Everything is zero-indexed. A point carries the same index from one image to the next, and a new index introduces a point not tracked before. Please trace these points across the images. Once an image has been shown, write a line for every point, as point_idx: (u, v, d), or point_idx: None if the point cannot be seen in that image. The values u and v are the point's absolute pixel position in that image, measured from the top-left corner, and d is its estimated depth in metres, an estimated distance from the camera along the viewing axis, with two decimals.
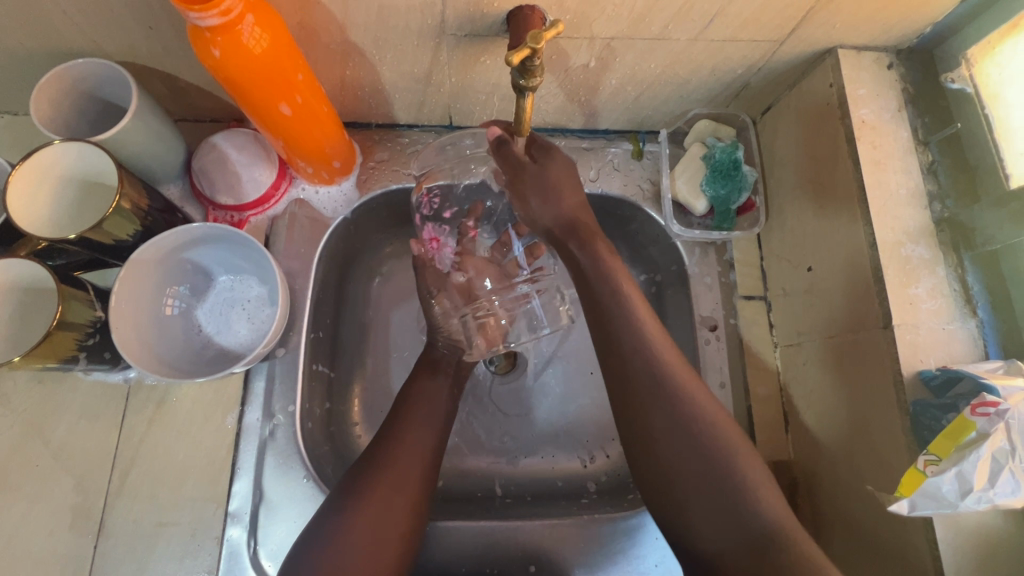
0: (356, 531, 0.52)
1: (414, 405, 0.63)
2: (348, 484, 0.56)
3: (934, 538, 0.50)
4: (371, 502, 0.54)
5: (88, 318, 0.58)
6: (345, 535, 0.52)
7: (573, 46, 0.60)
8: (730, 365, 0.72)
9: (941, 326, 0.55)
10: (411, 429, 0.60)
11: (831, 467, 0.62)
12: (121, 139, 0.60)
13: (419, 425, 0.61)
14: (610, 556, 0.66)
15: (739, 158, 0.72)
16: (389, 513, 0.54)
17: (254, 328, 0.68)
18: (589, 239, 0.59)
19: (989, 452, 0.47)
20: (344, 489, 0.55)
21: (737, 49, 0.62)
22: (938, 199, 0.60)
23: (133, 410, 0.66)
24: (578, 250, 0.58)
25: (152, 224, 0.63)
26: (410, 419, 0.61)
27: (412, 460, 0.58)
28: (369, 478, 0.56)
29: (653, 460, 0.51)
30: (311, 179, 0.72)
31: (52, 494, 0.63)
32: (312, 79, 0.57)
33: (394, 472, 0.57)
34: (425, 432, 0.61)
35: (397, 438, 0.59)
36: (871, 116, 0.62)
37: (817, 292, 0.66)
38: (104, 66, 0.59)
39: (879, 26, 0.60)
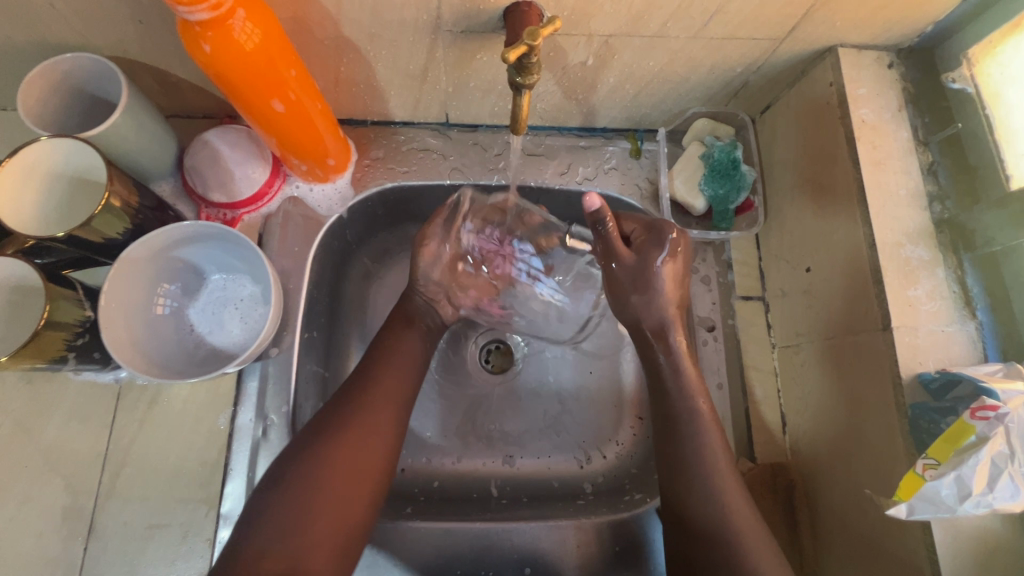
0: (333, 468, 0.52)
1: (377, 386, 0.59)
2: (298, 459, 0.53)
3: (933, 542, 0.49)
4: (348, 437, 0.54)
5: (77, 318, 0.57)
6: (321, 468, 0.52)
7: (570, 43, 0.59)
8: (727, 365, 0.71)
9: (940, 328, 0.55)
10: (373, 410, 0.57)
11: (828, 469, 0.62)
12: (111, 135, 0.59)
13: (382, 409, 0.58)
14: (606, 558, 0.66)
15: (738, 157, 0.72)
16: (365, 453, 0.54)
17: (247, 327, 0.67)
18: (667, 337, 0.61)
19: (989, 456, 0.47)
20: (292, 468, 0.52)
21: (736, 47, 0.61)
22: (938, 200, 0.60)
23: (124, 411, 0.65)
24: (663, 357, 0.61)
25: (143, 222, 0.62)
26: (373, 401, 0.58)
27: (387, 400, 0.58)
28: (341, 415, 0.56)
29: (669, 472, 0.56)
30: (305, 176, 0.71)
31: (41, 496, 0.62)
32: (305, 74, 0.57)
33: (372, 412, 0.57)
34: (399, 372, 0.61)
35: (372, 380, 0.59)
36: (871, 115, 0.62)
37: (816, 293, 0.65)
38: (93, 61, 0.58)
39: (879, 25, 0.60)
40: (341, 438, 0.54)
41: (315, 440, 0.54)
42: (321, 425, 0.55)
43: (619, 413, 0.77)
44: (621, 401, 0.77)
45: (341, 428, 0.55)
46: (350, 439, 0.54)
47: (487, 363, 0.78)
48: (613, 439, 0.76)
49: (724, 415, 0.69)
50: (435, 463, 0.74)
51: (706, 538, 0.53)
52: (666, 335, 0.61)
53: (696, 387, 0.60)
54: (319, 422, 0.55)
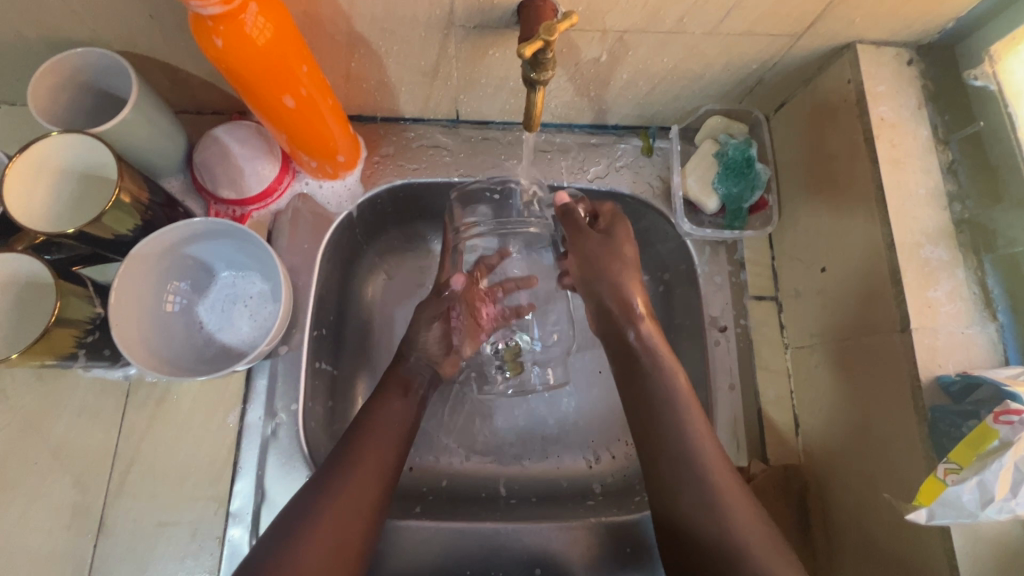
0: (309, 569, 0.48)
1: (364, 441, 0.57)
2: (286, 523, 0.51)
3: (952, 547, 0.48)
4: (324, 534, 0.50)
5: (87, 315, 0.57)
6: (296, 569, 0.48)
7: (585, 39, 0.58)
8: (740, 366, 0.70)
9: (960, 330, 0.54)
10: (362, 470, 0.55)
11: (842, 472, 0.61)
12: (121, 130, 0.58)
13: (370, 463, 0.56)
14: (616, 560, 0.65)
15: (752, 155, 0.71)
16: (353, 523, 0.52)
17: (255, 325, 0.66)
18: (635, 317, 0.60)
19: (1012, 462, 0.46)
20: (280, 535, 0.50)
21: (752, 43, 0.60)
22: (958, 200, 0.59)
23: (133, 408, 0.65)
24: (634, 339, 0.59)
25: (152, 218, 0.61)
26: (361, 455, 0.56)
27: (370, 477, 0.55)
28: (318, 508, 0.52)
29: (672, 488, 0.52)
30: (314, 173, 0.71)
31: (50, 493, 0.62)
32: (316, 70, 0.56)
33: (348, 500, 0.53)
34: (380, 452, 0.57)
35: (353, 464, 0.55)
36: (890, 113, 0.60)
37: (831, 294, 0.64)
38: (103, 56, 0.58)
39: (899, 21, 0.59)
40: (317, 536, 0.50)
41: (287, 538, 0.49)
42: (293, 519, 0.51)
43: None
44: None
45: (318, 521, 0.51)
46: (327, 536, 0.50)
47: None
48: (622, 439, 0.75)
49: (736, 416, 0.69)
50: (444, 462, 0.74)
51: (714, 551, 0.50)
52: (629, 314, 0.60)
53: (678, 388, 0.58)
54: (291, 517, 0.51)
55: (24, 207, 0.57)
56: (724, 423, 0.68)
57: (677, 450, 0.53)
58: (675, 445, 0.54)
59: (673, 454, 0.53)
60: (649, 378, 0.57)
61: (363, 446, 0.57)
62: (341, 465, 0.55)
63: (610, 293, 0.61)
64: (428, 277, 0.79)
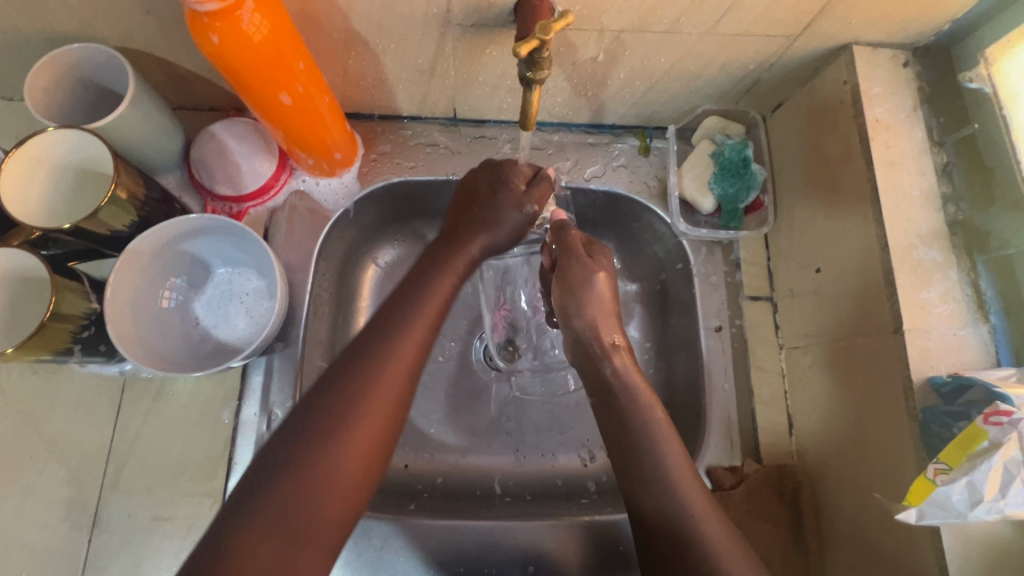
0: (341, 475, 0.45)
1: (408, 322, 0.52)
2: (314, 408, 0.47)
3: (941, 547, 0.49)
4: (361, 432, 0.46)
5: (83, 310, 0.57)
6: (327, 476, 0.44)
7: (581, 38, 0.58)
8: (735, 365, 0.71)
9: (952, 332, 0.54)
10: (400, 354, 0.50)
11: (835, 472, 0.61)
12: (118, 126, 0.58)
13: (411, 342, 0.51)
14: (608, 558, 0.66)
15: (748, 155, 0.71)
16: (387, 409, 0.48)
17: (252, 321, 0.66)
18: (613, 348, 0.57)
19: (1001, 462, 0.46)
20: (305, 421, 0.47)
21: (749, 43, 0.61)
22: (952, 202, 0.59)
23: (129, 404, 0.65)
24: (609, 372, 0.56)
25: (149, 214, 0.61)
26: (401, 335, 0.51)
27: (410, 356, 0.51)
28: (349, 404, 0.47)
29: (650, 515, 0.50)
30: (311, 171, 0.71)
31: (46, 487, 0.62)
32: (313, 67, 0.56)
33: (382, 401, 0.48)
34: (413, 342, 0.51)
35: (385, 357, 0.49)
36: (885, 114, 0.61)
37: (826, 294, 0.64)
38: (100, 52, 0.58)
39: (895, 23, 0.59)
40: (350, 436, 0.46)
41: (310, 437, 0.45)
42: (322, 416, 0.46)
43: None
44: None
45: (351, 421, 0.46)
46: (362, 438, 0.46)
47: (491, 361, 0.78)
48: None
49: (730, 415, 0.69)
50: (438, 459, 0.74)
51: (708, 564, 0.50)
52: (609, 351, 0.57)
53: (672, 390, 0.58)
54: (322, 404, 0.47)
55: (21, 197, 0.57)
56: (718, 423, 0.68)
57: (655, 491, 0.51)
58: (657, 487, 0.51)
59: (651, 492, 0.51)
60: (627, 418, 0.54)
61: (400, 337, 0.51)
62: (374, 357, 0.49)
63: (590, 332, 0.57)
64: None
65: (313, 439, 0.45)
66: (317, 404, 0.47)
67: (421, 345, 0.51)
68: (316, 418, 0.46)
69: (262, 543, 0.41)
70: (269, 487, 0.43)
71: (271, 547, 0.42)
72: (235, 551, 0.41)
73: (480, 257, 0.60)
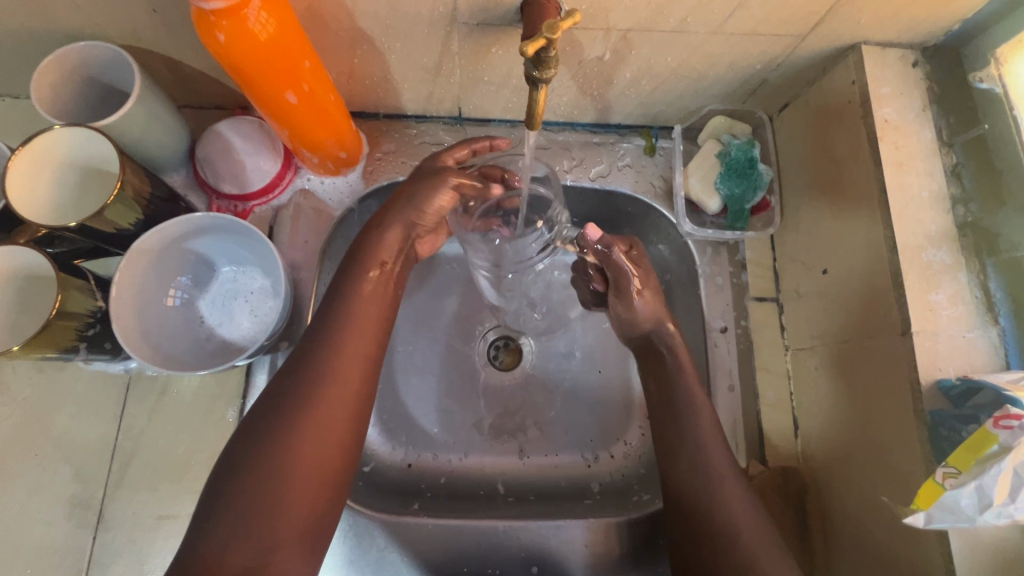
0: (299, 470, 0.48)
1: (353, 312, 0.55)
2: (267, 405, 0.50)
3: (949, 551, 0.48)
4: (316, 423, 0.50)
5: (88, 308, 0.57)
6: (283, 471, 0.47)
7: (588, 37, 0.58)
8: (740, 367, 0.70)
9: (961, 334, 0.54)
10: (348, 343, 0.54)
11: (841, 474, 0.61)
12: (123, 124, 0.58)
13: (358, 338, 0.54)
14: (612, 559, 0.66)
15: (755, 156, 0.70)
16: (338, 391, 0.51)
17: (257, 320, 0.66)
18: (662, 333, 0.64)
19: (1012, 467, 0.45)
20: (260, 417, 0.49)
21: (757, 43, 0.60)
22: (961, 203, 0.58)
23: (134, 402, 0.65)
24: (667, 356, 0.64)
25: (155, 212, 0.62)
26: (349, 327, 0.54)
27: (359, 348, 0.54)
28: (298, 401, 0.50)
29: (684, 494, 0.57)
30: (316, 169, 0.71)
31: (51, 485, 0.62)
32: (319, 66, 0.56)
33: (328, 393, 0.51)
34: (353, 337, 0.54)
35: (329, 355, 0.52)
36: (894, 115, 0.60)
37: (833, 296, 0.64)
38: (107, 50, 0.58)
39: (904, 23, 0.58)
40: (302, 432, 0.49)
41: (262, 436, 0.48)
42: (273, 415, 0.49)
43: (629, 410, 0.76)
44: (631, 396, 0.77)
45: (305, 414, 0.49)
46: (313, 433, 0.49)
47: (495, 359, 0.78)
48: (621, 439, 0.75)
49: (735, 417, 0.68)
50: (442, 459, 0.74)
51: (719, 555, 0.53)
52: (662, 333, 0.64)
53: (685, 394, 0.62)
54: (276, 403, 0.50)
55: (45, 190, 0.58)
56: (723, 424, 0.68)
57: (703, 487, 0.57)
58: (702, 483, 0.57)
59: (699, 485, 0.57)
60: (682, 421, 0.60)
61: (338, 335, 0.54)
62: (316, 357, 0.52)
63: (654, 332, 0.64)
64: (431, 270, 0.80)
65: (269, 432, 0.48)
66: (269, 407, 0.50)
67: (365, 339, 0.54)
68: (268, 419, 0.49)
69: (232, 542, 0.44)
70: (233, 484, 0.46)
71: (243, 546, 0.44)
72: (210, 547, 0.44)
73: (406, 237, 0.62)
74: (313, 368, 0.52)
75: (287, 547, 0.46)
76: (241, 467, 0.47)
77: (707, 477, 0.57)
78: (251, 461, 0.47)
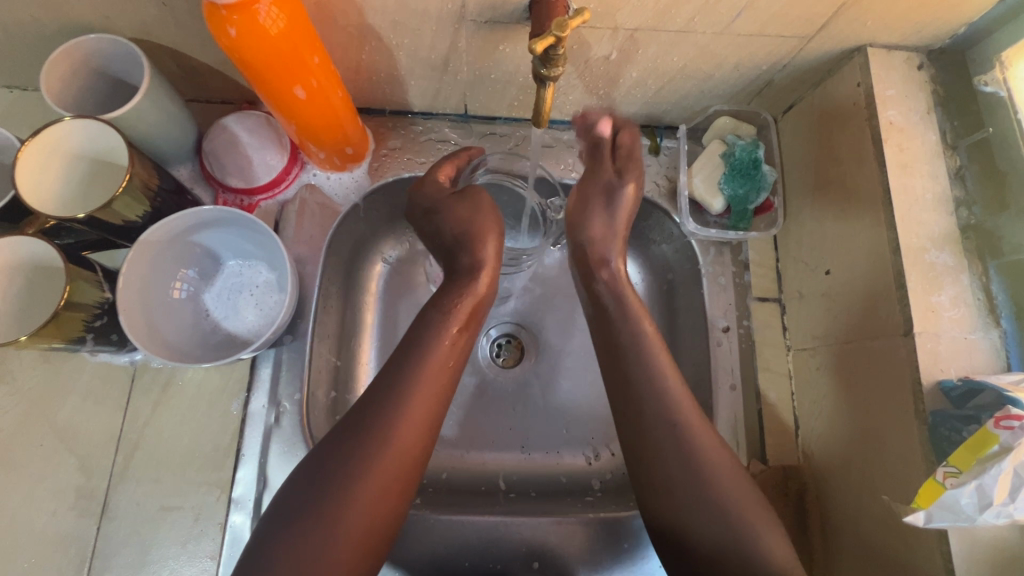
0: (347, 534, 0.45)
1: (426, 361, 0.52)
2: (328, 450, 0.48)
3: (949, 552, 0.49)
4: (377, 479, 0.47)
5: (96, 299, 0.58)
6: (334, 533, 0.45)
7: (595, 36, 0.58)
8: (742, 366, 0.70)
9: (963, 335, 0.54)
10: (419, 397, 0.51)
11: (842, 474, 0.61)
12: (132, 117, 0.59)
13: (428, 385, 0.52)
14: (612, 556, 0.66)
15: (759, 156, 0.70)
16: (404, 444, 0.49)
17: (261, 314, 0.67)
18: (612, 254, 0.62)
19: (1012, 467, 0.46)
20: (319, 458, 0.48)
21: (762, 45, 0.60)
22: (964, 205, 0.59)
23: (138, 394, 0.65)
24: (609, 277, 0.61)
25: (161, 205, 0.62)
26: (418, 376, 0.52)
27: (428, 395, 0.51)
28: (364, 454, 0.47)
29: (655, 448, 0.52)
30: (322, 164, 0.71)
31: (56, 474, 0.63)
32: (327, 61, 0.56)
33: (386, 457, 0.48)
34: (422, 396, 0.51)
35: (395, 414, 0.49)
36: (899, 117, 0.60)
37: (835, 297, 0.64)
38: (117, 43, 0.58)
39: (911, 25, 0.58)
40: (358, 493, 0.46)
41: (314, 497, 0.46)
42: (327, 476, 0.46)
43: None
44: None
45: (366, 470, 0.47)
46: (367, 497, 0.46)
47: (497, 357, 0.78)
48: None
49: (737, 416, 0.69)
50: (445, 455, 0.74)
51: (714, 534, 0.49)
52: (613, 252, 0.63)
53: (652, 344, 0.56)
54: (337, 450, 0.48)
55: (64, 195, 0.59)
56: (724, 423, 0.68)
57: (683, 470, 0.51)
58: (681, 466, 0.51)
59: (678, 467, 0.51)
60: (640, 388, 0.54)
61: (408, 393, 0.50)
62: (379, 416, 0.49)
63: (587, 243, 0.63)
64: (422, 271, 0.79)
65: (329, 486, 0.46)
66: (323, 463, 0.47)
67: (430, 393, 0.51)
68: (321, 478, 0.47)
69: None
70: (282, 535, 0.44)
71: None
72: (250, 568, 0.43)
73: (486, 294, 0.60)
74: (377, 429, 0.48)
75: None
76: (287, 523, 0.45)
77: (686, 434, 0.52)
78: (302, 513, 0.45)
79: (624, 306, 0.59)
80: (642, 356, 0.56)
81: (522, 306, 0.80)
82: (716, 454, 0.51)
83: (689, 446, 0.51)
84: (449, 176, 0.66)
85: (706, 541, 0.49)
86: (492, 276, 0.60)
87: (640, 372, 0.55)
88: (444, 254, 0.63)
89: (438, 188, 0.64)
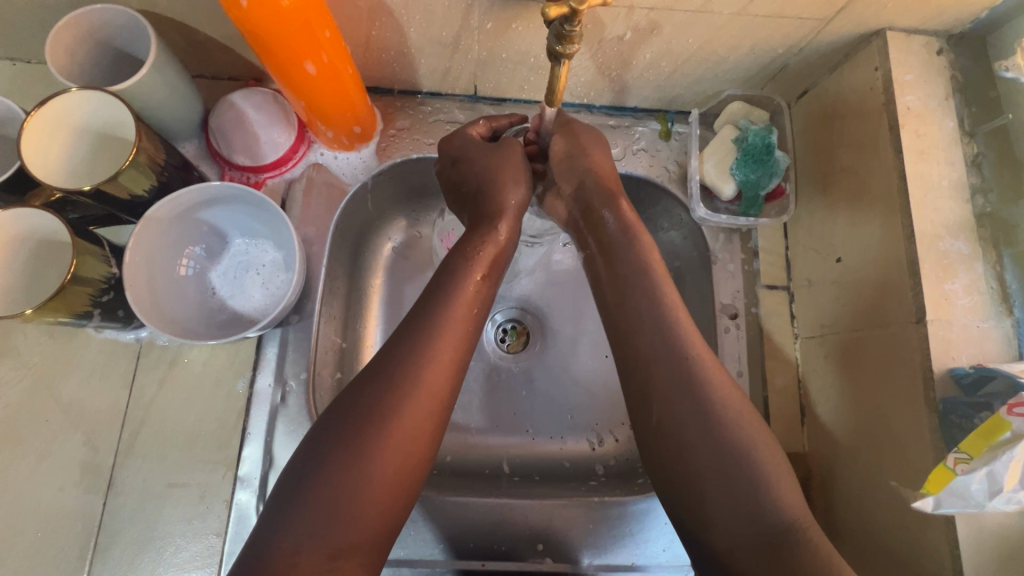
0: (377, 480, 0.44)
1: (448, 309, 0.51)
2: (343, 411, 0.46)
3: (955, 537, 0.49)
4: (396, 431, 0.45)
5: (102, 274, 0.57)
6: (361, 482, 0.44)
7: (610, 16, 0.57)
8: (748, 353, 0.70)
9: (976, 324, 0.54)
10: (440, 343, 0.49)
11: (848, 461, 0.61)
12: (138, 90, 0.57)
13: (451, 332, 0.50)
14: (616, 538, 0.66)
15: (772, 142, 0.69)
16: (424, 394, 0.47)
17: (267, 293, 0.66)
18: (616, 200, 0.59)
19: (1023, 454, 0.46)
20: (332, 419, 0.46)
21: (779, 27, 0.59)
22: (981, 193, 0.58)
23: (143, 371, 0.65)
24: (609, 218, 0.58)
25: (168, 180, 0.61)
26: (443, 324, 0.50)
27: (450, 341, 0.49)
28: (388, 403, 0.46)
29: (667, 401, 0.49)
30: (330, 143, 0.70)
31: (61, 450, 0.63)
32: (339, 36, 0.55)
33: (417, 401, 0.46)
34: (446, 339, 0.49)
35: (423, 358, 0.48)
36: (917, 102, 0.59)
37: (846, 285, 0.64)
38: (123, 13, 0.57)
39: (932, 9, 0.57)
40: (382, 441, 0.45)
41: (337, 445, 0.44)
42: (352, 423, 0.45)
43: None
44: None
45: (385, 419, 0.45)
46: (395, 445, 0.45)
47: (503, 342, 0.78)
48: (625, 423, 0.75)
49: None
50: (450, 437, 0.74)
51: (745, 491, 0.46)
52: (609, 195, 0.59)
53: (664, 281, 0.55)
54: (354, 407, 0.46)
55: (89, 181, 0.60)
56: None
57: (716, 441, 0.47)
58: (693, 438, 0.48)
59: (703, 442, 0.48)
60: (656, 342, 0.51)
61: (434, 341, 0.49)
62: (406, 361, 0.48)
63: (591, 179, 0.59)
64: (426, 257, 0.78)
65: (346, 449, 0.44)
66: (345, 412, 0.46)
67: (458, 339, 0.50)
68: (342, 426, 0.45)
69: (303, 544, 0.42)
70: (295, 506, 0.43)
71: (313, 550, 0.42)
72: (259, 531, 0.43)
73: (507, 246, 0.57)
74: (403, 373, 0.47)
75: (354, 557, 0.43)
76: (313, 471, 0.44)
77: (713, 393, 0.49)
78: (316, 477, 0.43)
79: (634, 249, 0.56)
80: (656, 315, 0.52)
81: (526, 291, 0.79)
82: (756, 435, 0.48)
83: (730, 419, 0.48)
84: (484, 133, 0.65)
85: (736, 517, 0.45)
86: (514, 226, 0.58)
87: (657, 334, 0.51)
88: (466, 204, 0.61)
89: (472, 138, 0.62)
